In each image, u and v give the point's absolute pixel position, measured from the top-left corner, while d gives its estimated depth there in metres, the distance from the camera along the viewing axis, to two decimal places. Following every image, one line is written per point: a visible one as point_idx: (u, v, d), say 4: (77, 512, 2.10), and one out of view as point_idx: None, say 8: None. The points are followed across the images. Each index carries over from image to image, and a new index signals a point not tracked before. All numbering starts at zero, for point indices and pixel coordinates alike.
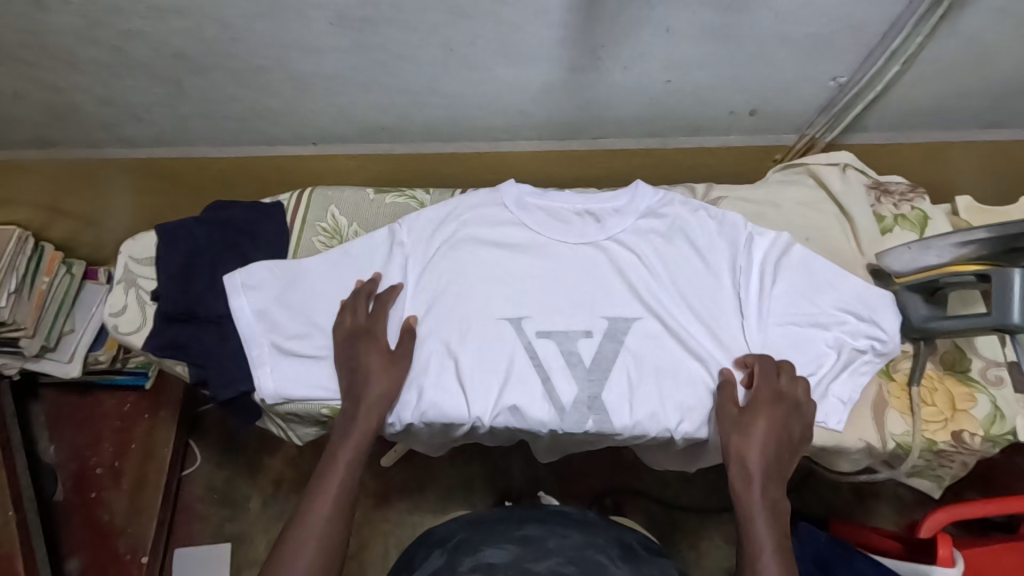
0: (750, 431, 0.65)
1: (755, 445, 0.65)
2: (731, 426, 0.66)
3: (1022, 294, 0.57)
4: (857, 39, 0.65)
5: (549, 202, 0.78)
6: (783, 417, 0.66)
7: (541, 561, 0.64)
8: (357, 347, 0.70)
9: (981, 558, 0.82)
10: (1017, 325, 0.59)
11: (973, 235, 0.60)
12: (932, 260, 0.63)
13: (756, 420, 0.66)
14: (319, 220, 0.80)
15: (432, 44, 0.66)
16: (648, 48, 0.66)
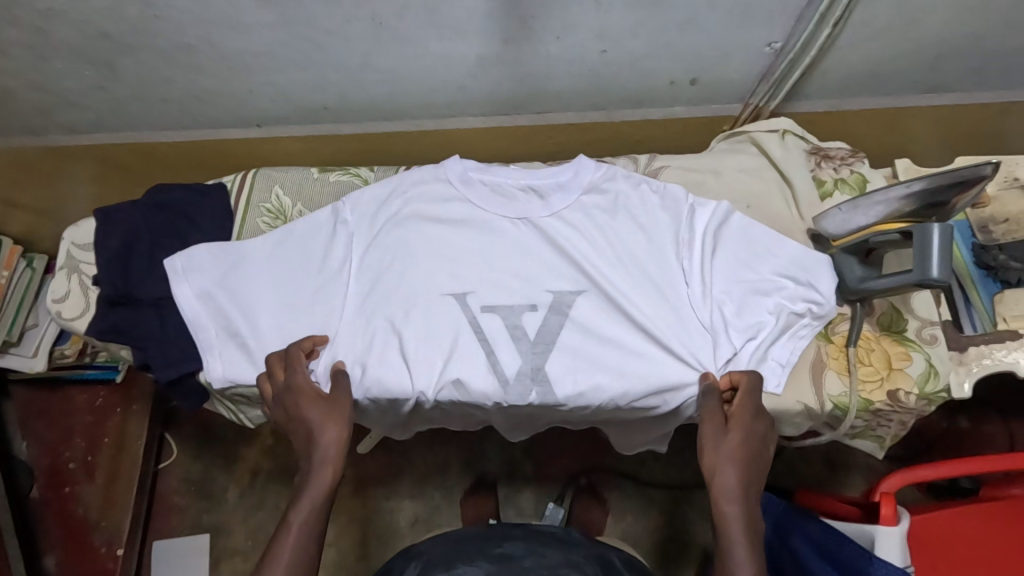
0: (730, 444, 0.64)
1: (736, 460, 0.63)
2: (714, 435, 0.64)
3: (939, 244, 0.57)
4: (785, 4, 0.65)
5: (492, 176, 0.76)
6: (760, 434, 0.65)
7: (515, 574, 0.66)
8: (294, 399, 0.67)
9: (937, 529, 0.84)
10: (938, 279, 0.58)
11: (901, 189, 0.63)
12: (862, 220, 0.66)
13: (736, 432, 0.64)
14: (263, 202, 0.80)
15: (360, 19, 0.65)
16: (576, 17, 0.66)
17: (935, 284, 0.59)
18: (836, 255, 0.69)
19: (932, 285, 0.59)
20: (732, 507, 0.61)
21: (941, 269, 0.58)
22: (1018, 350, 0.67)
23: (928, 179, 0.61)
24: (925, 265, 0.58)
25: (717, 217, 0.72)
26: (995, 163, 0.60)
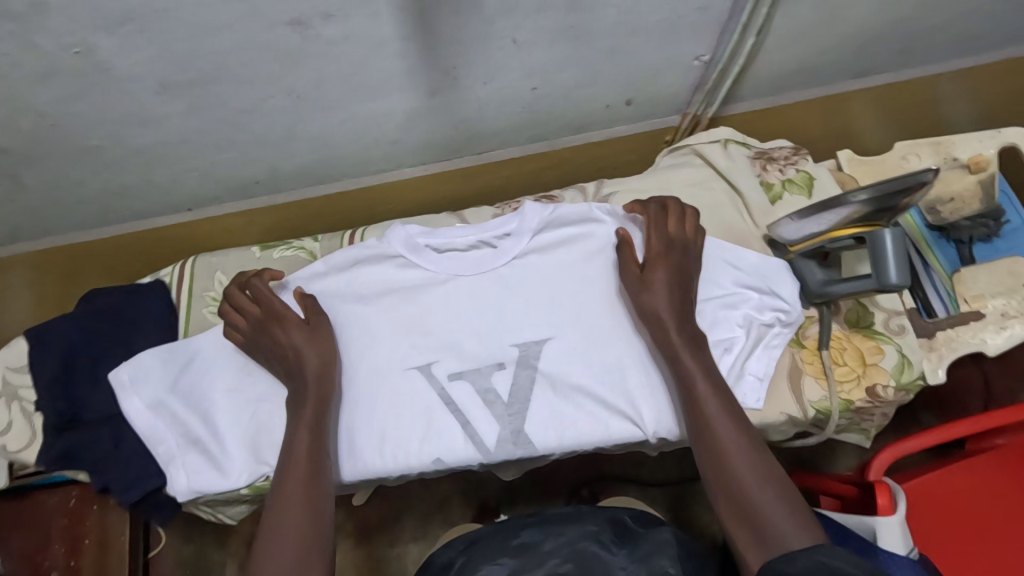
0: (654, 291, 0.65)
1: (666, 308, 0.64)
2: (639, 292, 0.66)
3: (893, 250, 0.60)
4: (707, 21, 0.64)
5: (439, 240, 0.75)
6: (685, 273, 0.67)
7: (539, 566, 0.62)
8: (269, 329, 0.67)
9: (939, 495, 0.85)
10: (896, 284, 0.60)
11: (846, 202, 0.61)
12: (815, 228, 0.65)
13: (656, 271, 0.66)
14: (207, 290, 0.76)
15: (275, 95, 0.62)
16: (499, 61, 0.64)
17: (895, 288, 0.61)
18: (793, 261, 0.70)
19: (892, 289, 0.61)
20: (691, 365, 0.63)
21: (899, 275, 0.60)
22: (983, 330, 0.68)
23: (868, 190, 0.59)
24: (884, 271, 0.60)
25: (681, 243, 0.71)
26: (938, 168, 0.56)
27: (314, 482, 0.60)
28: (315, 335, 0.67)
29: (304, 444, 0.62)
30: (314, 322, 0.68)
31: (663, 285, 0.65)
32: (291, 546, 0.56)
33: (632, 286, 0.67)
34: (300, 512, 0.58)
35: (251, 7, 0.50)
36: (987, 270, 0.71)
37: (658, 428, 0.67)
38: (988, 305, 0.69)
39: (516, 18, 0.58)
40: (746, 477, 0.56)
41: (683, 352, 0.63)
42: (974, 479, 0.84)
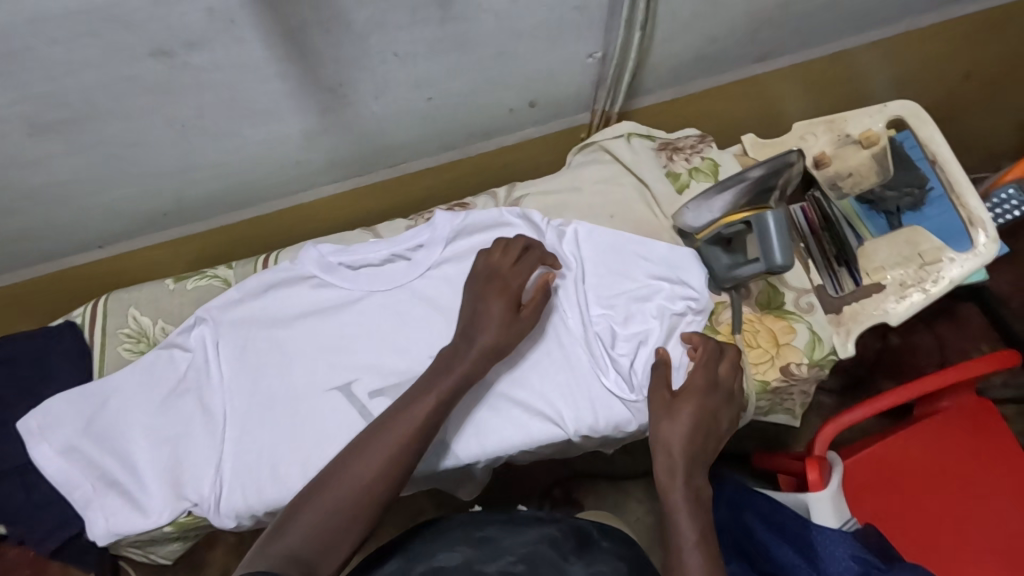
0: (675, 425, 0.61)
1: (678, 444, 0.60)
2: (660, 419, 0.62)
3: (779, 232, 0.62)
4: (588, 18, 0.65)
5: (352, 256, 0.75)
6: (711, 412, 0.62)
7: (492, 562, 0.59)
8: (490, 285, 0.66)
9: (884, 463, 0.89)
10: (784, 265, 0.62)
11: (738, 180, 0.65)
12: (709, 215, 0.67)
13: (686, 402, 0.62)
14: (121, 327, 0.75)
15: (158, 127, 0.61)
16: (385, 75, 0.64)
17: (784, 268, 0.63)
18: (702, 249, 0.70)
19: (781, 270, 0.63)
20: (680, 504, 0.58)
21: (785, 256, 0.62)
22: (885, 299, 0.69)
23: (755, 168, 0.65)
24: (771, 253, 0.63)
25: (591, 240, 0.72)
26: (799, 149, 0.65)
27: (419, 437, 0.58)
28: (508, 320, 0.64)
29: (424, 408, 0.59)
30: (522, 311, 0.66)
31: (686, 423, 0.61)
32: (309, 512, 0.52)
33: (659, 409, 0.63)
34: (327, 501, 0.53)
35: (105, 42, 0.50)
36: (885, 241, 0.71)
37: (578, 425, 0.68)
38: (888, 277, 0.70)
39: (390, 32, 0.58)
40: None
41: (679, 488, 0.59)
42: (913, 447, 0.89)
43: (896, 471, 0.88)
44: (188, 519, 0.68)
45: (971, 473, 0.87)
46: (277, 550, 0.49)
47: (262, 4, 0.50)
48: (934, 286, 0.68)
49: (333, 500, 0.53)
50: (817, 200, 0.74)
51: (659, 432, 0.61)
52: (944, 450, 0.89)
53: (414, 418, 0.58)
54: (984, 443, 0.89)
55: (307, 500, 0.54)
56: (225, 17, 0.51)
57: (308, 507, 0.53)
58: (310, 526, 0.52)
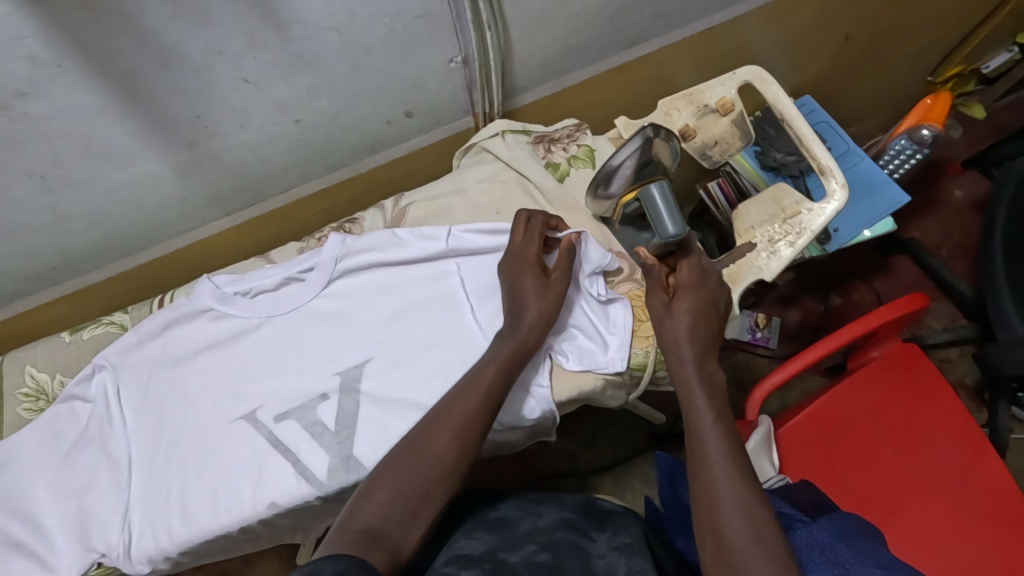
0: (677, 318, 0.66)
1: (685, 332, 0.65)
2: (663, 314, 0.66)
3: (663, 201, 0.66)
4: (435, 24, 0.67)
5: (248, 284, 0.74)
6: (709, 302, 0.67)
7: (516, 550, 0.60)
8: (515, 269, 0.68)
9: (839, 405, 0.96)
10: (677, 233, 0.65)
11: (614, 164, 0.69)
12: (607, 202, 0.73)
13: (679, 299, 0.67)
14: (18, 387, 0.74)
15: (15, 180, 0.61)
16: (244, 104, 0.65)
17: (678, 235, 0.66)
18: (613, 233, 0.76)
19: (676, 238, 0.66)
20: (705, 422, 0.61)
21: (675, 225, 0.65)
22: (759, 256, 0.72)
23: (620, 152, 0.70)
24: (662, 224, 0.66)
25: (485, 238, 0.74)
26: (654, 122, 0.69)
27: (481, 410, 0.61)
28: (542, 289, 0.66)
29: (489, 375, 0.63)
30: (554, 277, 0.68)
31: (688, 315, 0.65)
32: (387, 484, 0.56)
33: (659, 306, 0.67)
34: (400, 483, 0.56)
35: None
36: (753, 202, 0.74)
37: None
38: (757, 236, 0.73)
39: (232, 59, 0.59)
40: (739, 531, 0.52)
41: (703, 406, 0.62)
42: (841, 404, 0.96)
43: (829, 430, 0.95)
44: (100, 571, 0.67)
45: (901, 418, 0.94)
46: (358, 522, 0.53)
47: (83, 46, 0.51)
48: (799, 237, 0.72)
49: (388, 496, 0.55)
50: (728, 175, 0.90)
51: (668, 329, 0.66)
52: (870, 403, 0.96)
53: (473, 398, 0.61)
54: (910, 391, 0.96)
55: (376, 481, 0.57)
56: (50, 63, 0.51)
57: (380, 485, 0.56)
58: (381, 501, 0.54)
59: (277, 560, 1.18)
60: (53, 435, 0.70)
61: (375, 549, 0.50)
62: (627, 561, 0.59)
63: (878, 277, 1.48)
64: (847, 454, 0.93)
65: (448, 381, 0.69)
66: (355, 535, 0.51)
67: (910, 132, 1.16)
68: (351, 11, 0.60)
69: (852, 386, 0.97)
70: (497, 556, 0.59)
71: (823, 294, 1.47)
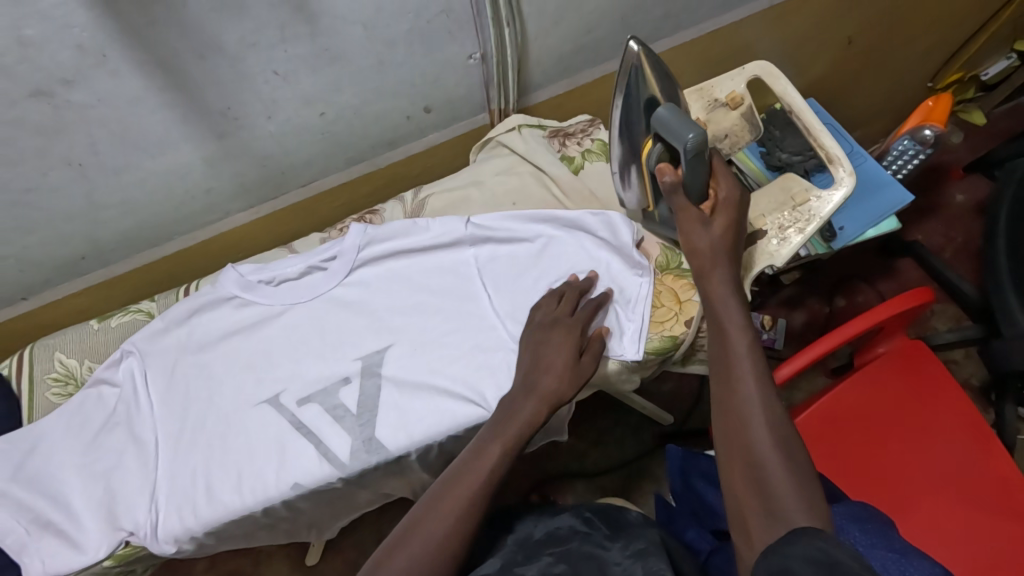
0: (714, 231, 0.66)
1: (721, 248, 0.66)
2: (699, 231, 0.66)
3: (677, 116, 0.64)
4: (456, 20, 0.70)
5: (271, 273, 0.76)
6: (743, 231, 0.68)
7: (530, 564, 0.61)
8: (551, 334, 0.67)
9: (848, 398, 0.97)
10: (696, 137, 0.63)
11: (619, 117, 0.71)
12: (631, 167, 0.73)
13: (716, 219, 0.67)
14: (48, 372, 0.76)
15: (53, 167, 0.64)
16: (273, 95, 0.67)
17: (700, 146, 0.64)
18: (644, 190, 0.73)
19: (700, 151, 0.64)
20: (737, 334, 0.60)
21: (693, 132, 0.63)
22: (768, 242, 0.74)
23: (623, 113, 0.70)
24: (681, 135, 0.64)
25: (504, 228, 0.76)
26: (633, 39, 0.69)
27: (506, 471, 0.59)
28: (571, 368, 0.65)
29: (492, 456, 0.59)
30: (581, 360, 0.66)
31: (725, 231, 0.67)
32: (431, 528, 0.54)
33: (696, 222, 0.66)
34: (435, 536, 0.54)
35: None
36: (764, 192, 0.76)
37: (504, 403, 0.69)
38: (767, 223, 0.74)
39: (264, 50, 0.61)
40: (768, 444, 0.52)
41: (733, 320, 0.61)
42: (844, 398, 0.97)
43: (834, 423, 0.96)
44: (126, 551, 0.69)
45: (913, 402, 0.96)
46: None
47: (127, 33, 0.54)
48: (808, 224, 0.73)
49: (421, 545, 0.53)
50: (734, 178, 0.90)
51: (698, 249, 0.66)
52: (873, 396, 0.97)
53: (471, 477, 0.58)
54: (913, 385, 0.97)
55: (410, 532, 0.54)
56: (96, 52, 0.54)
57: (414, 539, 0.54)
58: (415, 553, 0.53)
59: (287, 561, 1.19)
60: (81, 419, 0.72)
61: None
62: (644, 565, 0.57)
63: (883, 280, 1.50)
64: (851, 446, 0.94)
65: (468, 363, 0.71)
66: None
67: (912, 133, 1.19)
68: (378, 6, 0.63)
69: (857, 381, 0.98)
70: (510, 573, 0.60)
71: (828, 296, 1.49)
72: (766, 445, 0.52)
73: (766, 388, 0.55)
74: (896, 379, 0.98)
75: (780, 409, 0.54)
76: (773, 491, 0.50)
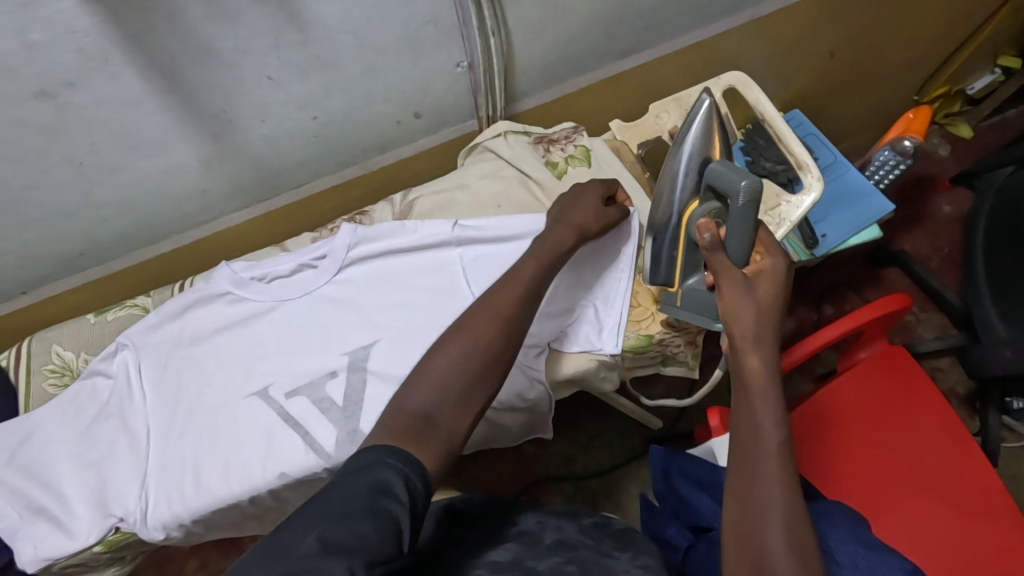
0: (753, 298, 0.57)
1: (763, 317, 0.57)
2: (742, 297, 0.57)
3: (729, 166, 0.62)
4: (443, 29, 0.73)
5: (263, 270, 0.79)
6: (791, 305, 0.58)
7: (542, 560, 0.59)
8: (574, 194, 0.73)
9: (828, 402, 1.00)
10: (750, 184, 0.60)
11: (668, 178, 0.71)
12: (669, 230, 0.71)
13: (762, 288, 0.58)
14: (45, 364, 0.78)
15: (55, 166, 0.67)
16: (266, 99, 0.70)
17: (752, 196, 0.59)
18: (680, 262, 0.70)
19: (751, 201, 0.59)
20: (767, 420, 0.53)
21: (746, 180, 0.60)
22: None
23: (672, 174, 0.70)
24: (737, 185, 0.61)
25: (488, 228, 0.79)
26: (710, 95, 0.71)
27: (525, 299, 0.61)
28: (598, 208, 0.71)
29: (529, 270, 0.64)
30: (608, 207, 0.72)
31: (767, 300, 0.57)
32: (438, 360, 0.55)
33: (737, 285, 0.58)
34: (446, 366, 0.55)
35: None
36: None
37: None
38: None
39: (257, 56, 0.64)
40: (781, 558, 0.47)
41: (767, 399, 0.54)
42: (834, 399, 1.00)
43: (823, 421, 0.98)
44: (116, 536, 0.71)
45: (906, 416, 0.98)
46: (411, 406, 0.52)
47: (127, 39, 0.57)
48: (778, 228, 0.76)
49: (442, 372, 0.54)
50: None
51: (741, 319, 0.57)
52: (862, 399, 0.99)
53: (510, 286, 0.62)
54: (901, 391, 1.00)
55: (428, 361, 0.55)
56: (98, 56, 0.57)
57: (434, 365, 0.55)
58: (436, 385, 0.53)
59: None
60: (76, 410, 0.74)
61: (426, 435, 0.49)
62: None
63: (869, 288, 1.53)
64: (838, 445, 0.96)
65: None
66: (406, 419, 0.50)
67: (893, 144, 1.22)
68: (366, 14, 0.66)
69: (842, 382, 1.01)
70: (525, 564, 0.58)
71: (816, 304, 1.51)
72: (780, 557, 0.47)
73: (792, 496, 0.50)
74: (884, 384, 1.00)
75: (804, 524, 0.49)
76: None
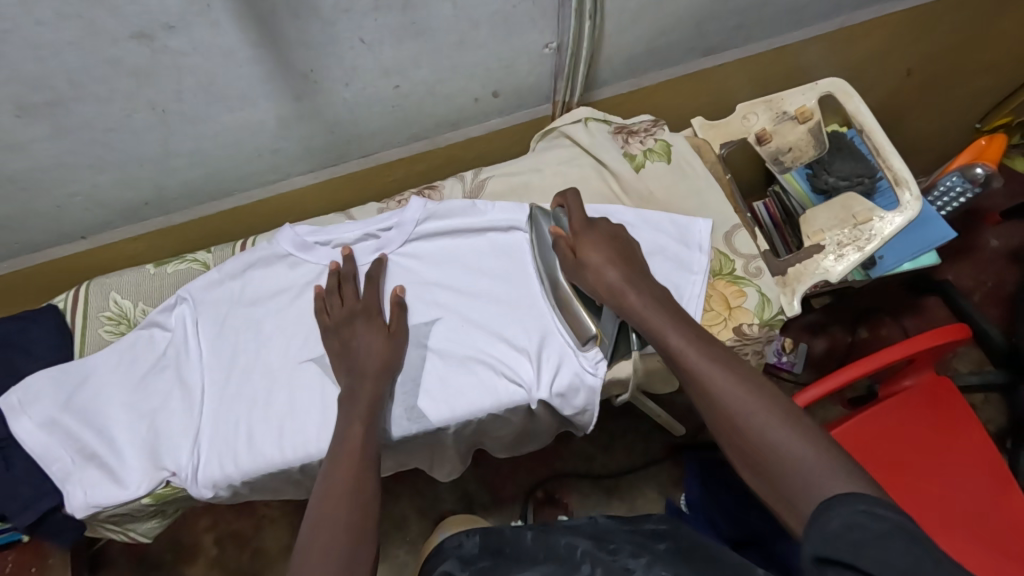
0: (592, 264, 0.67)
1: (617, 275, 0.65)
2: (593, 265, 0.67)
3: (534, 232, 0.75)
4: (541, 8, 0.71)
5: (326, 235, 0.77)
6: (618, 244, 0.69)
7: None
8: (354, 326, 0.71)
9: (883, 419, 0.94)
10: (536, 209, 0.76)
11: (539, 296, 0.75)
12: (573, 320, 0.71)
13: (590, 251, 0.68)
14: (102, 310, 0.77)
15: (139, 110, 0.66)
16: (355, 63, 0.69)
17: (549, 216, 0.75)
18: (581, 306, 0.71)
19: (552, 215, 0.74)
20: (678, 342, 0.59)
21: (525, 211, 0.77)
22: (826, 259, 0.78)
23: (539, 252, 0.74)
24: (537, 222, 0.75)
25: None
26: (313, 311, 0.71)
27: (371, 419, 0.65)
28: (387, 344, 0.70)
29: (369, 389, 0.66)
30: (396, 327, 0.71)
31: (597, 258, 0.67)
32: (343, 506, 0.59)
33: (580, 264, 0.68)
34: (348, 510, 0.59)
35: (88, 23, 0.54)
36: (824, 209, 0.81)
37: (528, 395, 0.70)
38: (827, 238, 0.79)
39: (356, 18, 0.63)
40: (760, 424, 0.52)
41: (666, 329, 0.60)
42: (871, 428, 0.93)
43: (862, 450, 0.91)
44: (165, 490, 0.70)
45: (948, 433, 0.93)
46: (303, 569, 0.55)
47: None
48: (868, 243, 0.78)
49: (341, 522, 0.58)
50: (777, 196, 0.92)
51: (605, 284, 0.65)
52: (901, 429, 0.93)
53: (365, 401, 0.66)
54: (939, 419, 0.94)
55: (324, 514, 0.58)
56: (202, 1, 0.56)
57: (330, 510, 0.59)
58: (335, 532, 0.57)
59: (287, 527, 1.21)
60: (131, 360, 0.73)
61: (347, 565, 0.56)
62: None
63: (907, 315, 1.47)
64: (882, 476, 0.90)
65: (510, 346, 0.72)
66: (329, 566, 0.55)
67: (963, 170, 1.17)
68: None
69: (879, 410, 0.94)
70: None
71: (849, 325, 1.47)
72: (761, 426, 0.52)
73: (737, 378, 0.55)
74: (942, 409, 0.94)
75: (762, 389, 0.55)
76: (806, 469, 0.49)
